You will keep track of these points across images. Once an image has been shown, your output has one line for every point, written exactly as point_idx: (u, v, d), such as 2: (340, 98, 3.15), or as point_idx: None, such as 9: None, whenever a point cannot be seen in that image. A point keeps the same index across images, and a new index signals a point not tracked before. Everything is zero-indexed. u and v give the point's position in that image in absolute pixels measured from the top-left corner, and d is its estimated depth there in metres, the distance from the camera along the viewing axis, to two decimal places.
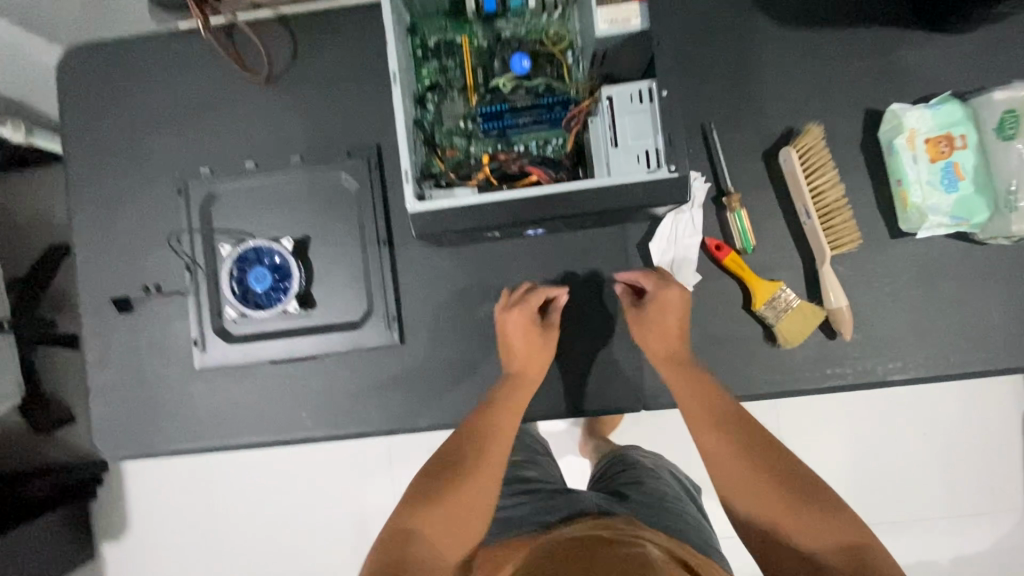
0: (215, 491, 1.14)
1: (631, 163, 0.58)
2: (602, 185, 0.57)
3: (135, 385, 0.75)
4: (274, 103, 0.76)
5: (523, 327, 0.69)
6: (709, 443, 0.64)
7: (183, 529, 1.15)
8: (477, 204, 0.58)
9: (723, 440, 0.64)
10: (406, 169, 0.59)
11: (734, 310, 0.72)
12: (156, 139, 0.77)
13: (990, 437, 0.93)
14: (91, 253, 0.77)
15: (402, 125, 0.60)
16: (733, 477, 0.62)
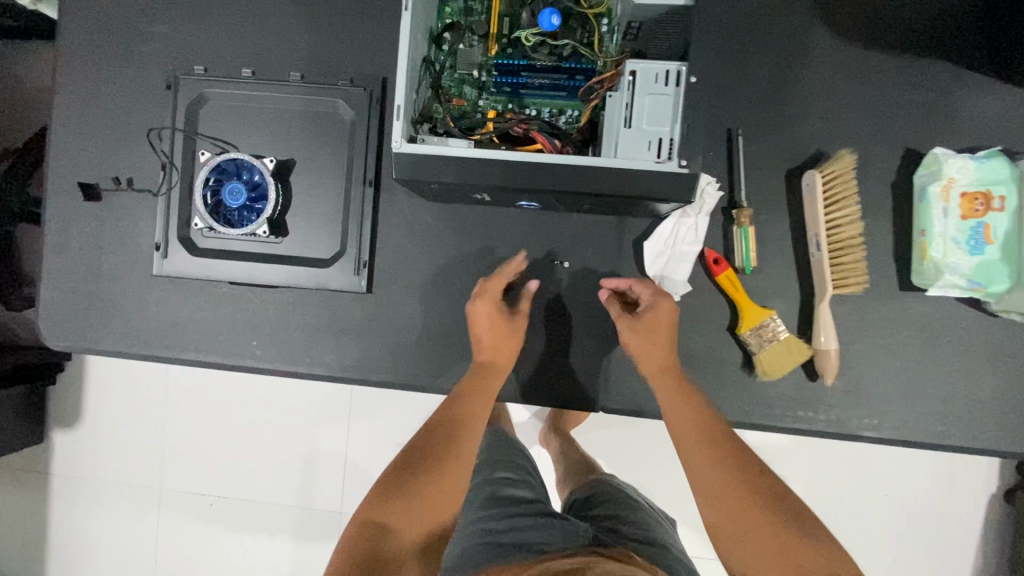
0: (172, 397, 1.14)
1: (641, 148, 0.53)
2: (603, 166, 0.52)
3: (91, 278, 0.72)
4: (283, 11, 0.70)
5: (490, 317, 0.66)
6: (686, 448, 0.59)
7: (134, 427, 1.15)
8: (468, 159, 0.54)
9: (701, 445, 0.59)
10: (399, 105, 0.54)
11: (716, 330, 0.68)
12: (153, 25, 0.72)
13: (949, 508, 0.91)
14: (65, 131, 0.72)
15: (405, 57, 0.55)
16: (725, 510, 0.56)
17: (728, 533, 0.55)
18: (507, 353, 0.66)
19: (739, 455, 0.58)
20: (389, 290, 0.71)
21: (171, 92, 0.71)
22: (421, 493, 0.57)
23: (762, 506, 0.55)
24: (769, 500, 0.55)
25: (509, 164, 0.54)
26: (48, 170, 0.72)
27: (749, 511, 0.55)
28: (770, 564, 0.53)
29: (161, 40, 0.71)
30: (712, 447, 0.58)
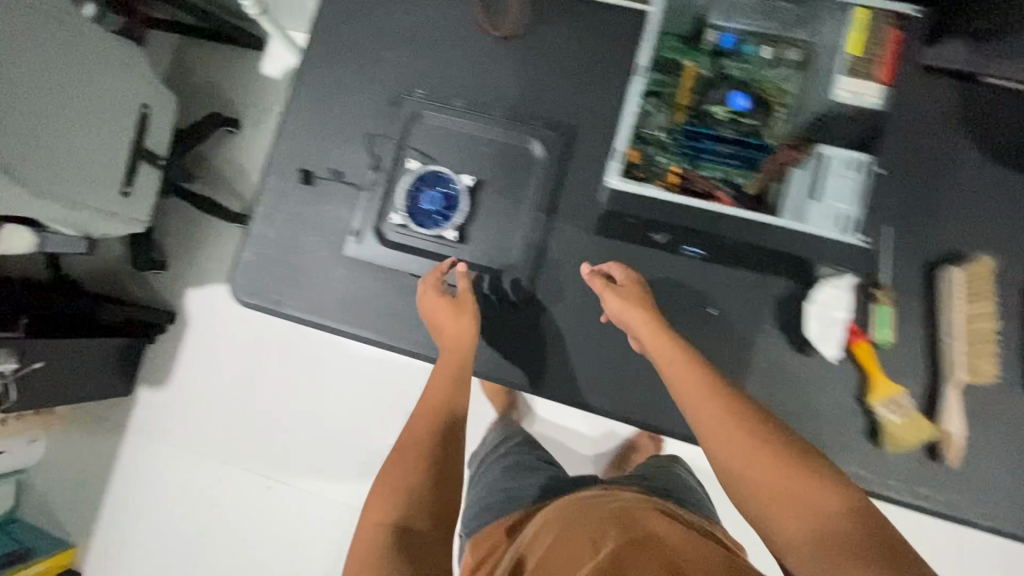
0: None
1: (825, 220, 0.61)
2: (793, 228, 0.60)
3: (287, 250, 0.83)
4: (500, 58, 0.82)
5: (432, 300, 0.75)
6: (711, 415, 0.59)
7: None
8: (675, 204, 0.63)
9: (718, 408, 0.58)
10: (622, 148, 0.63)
11: (844, 396, 0.74)
12: (387, 52, 0.84)
13: None
14: (295, 124, 0.85)
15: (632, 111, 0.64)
16: (741, 470, 0.56)
17: (763, 496, 0.54)
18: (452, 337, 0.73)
19: (738, 411, 0.58)
20: (545, 306, 0.79)
21: (394, 108, 0.83)
22: (415, 464, 0.66)
23: (775, 459, 0.54)
24: (775, 454, 0.55)
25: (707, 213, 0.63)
26: (272, 154, 0.85)
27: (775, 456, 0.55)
28: (807, 520, 0.51)
29: (392, 66, 0.84)
30: (693, 394, 0.60)
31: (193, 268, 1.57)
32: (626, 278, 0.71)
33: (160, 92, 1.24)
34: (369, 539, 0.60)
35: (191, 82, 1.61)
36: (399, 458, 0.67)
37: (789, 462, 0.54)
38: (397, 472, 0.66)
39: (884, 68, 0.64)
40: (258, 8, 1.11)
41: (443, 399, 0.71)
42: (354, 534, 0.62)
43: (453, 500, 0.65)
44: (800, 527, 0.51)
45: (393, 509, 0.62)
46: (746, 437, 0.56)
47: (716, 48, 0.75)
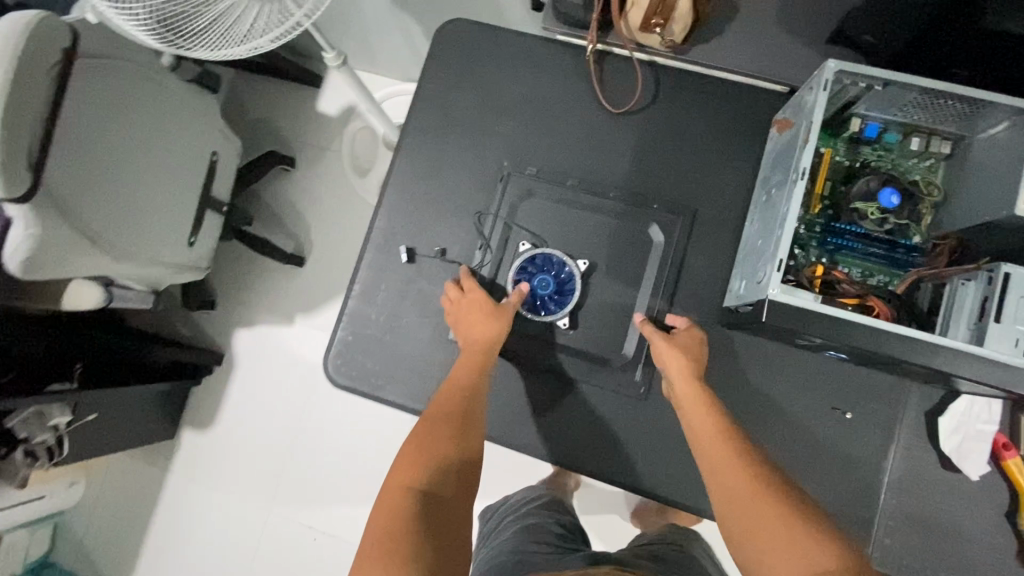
0: None
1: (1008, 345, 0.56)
2: (970, 351, 0.56)
3: (387, 332, 0.79)
4: (615, 136, 0.79)
5: (472, 302, 0.73)
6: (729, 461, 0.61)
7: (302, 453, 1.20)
8: (837, 317, 0.58)
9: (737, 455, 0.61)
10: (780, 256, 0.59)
11: (993, 514, 0.68)
12: (496, 124, 0.82)
13: None
14: (396, 196, 0.82)
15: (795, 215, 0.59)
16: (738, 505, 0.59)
17: (748, 523, 0.58)
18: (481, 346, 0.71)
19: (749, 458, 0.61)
20: (664, 403, 0.75)
21: (502, 185, 0.80)
22: (440, 450, 0.63)
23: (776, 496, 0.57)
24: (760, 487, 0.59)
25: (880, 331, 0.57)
26: (373, 228, 0.81)
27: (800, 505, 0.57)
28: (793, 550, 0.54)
29: (502, 141, 0.81)
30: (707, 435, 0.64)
31: (242, 308, 1.53)
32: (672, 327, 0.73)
33: (228, 138, 1.21)
34: (403, 506, 0.56)
35: (246, 119, 1.58)
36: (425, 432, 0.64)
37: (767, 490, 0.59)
38: (419, 453, 0.62)
39: None
40: (338, 59, 1.08)
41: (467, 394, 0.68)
42: (383, 489, 0.59)
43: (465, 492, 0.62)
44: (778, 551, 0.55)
45: (420, 482, 0.59)
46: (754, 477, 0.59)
47: (857, 137, 0.71)
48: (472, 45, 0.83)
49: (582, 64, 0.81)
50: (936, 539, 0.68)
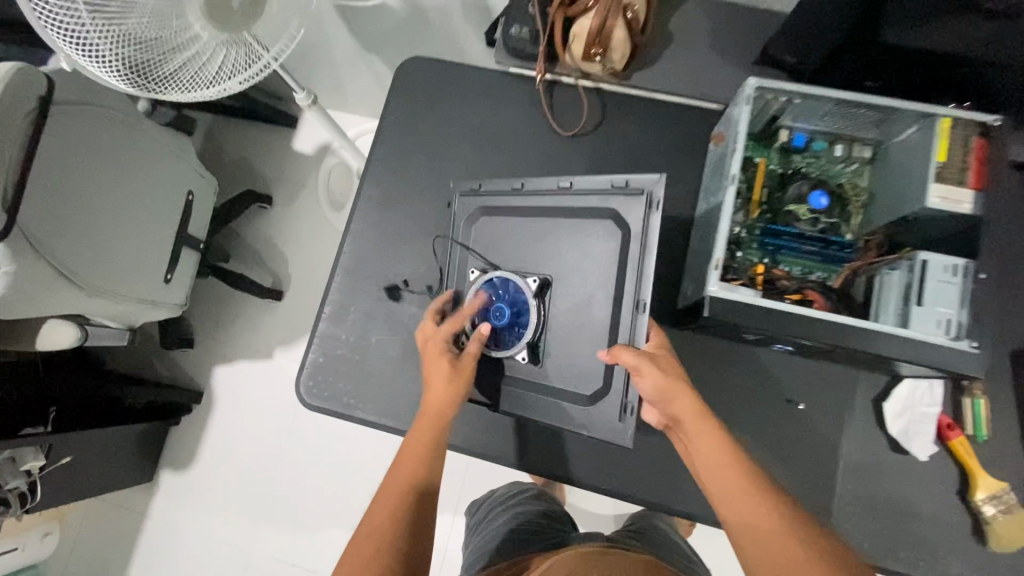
0: None
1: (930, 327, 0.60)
2: (898, 334, 0.60)
3: (358, 351, 0.81)
4: (567, 157, 0.85)
5: (436, 345, 0.71)
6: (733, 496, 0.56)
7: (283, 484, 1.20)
8: (776, 309, 0.62)
9: (742, 489, 0.56)
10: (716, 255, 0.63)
11: (946, 493, 0.71)
12: (454, 150, 0.87)
13: None
14: (362, 222, 0.86)
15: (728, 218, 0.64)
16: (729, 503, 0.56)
17: (740, 525, 0.55)
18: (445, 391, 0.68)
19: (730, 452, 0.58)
20: None
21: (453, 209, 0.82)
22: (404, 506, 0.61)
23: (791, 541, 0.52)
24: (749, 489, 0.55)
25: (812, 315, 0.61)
26: (341, 253, 0.85)
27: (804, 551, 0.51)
28: (779, 565, 0.51)
29: (463, 166, 0.86)
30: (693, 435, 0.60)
31: (221, 346, 1.54)
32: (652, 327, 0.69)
33: (204, 177, 1.25)
34: (373, 543, 0.58)
35: (223, 160, 1.63)
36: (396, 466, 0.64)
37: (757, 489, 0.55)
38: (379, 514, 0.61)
39: (975, 174, 0.63)
40: (309, 98, 1.13)
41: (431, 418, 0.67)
42: (364, 517, 0.62)
43: (428, 525, 0.61)
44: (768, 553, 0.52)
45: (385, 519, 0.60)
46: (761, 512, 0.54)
47: (787, 145, 0.76)
48: (430, 78, 0.89)
49: (532, 91, 0.87)
50: (895, 521, 0.71)
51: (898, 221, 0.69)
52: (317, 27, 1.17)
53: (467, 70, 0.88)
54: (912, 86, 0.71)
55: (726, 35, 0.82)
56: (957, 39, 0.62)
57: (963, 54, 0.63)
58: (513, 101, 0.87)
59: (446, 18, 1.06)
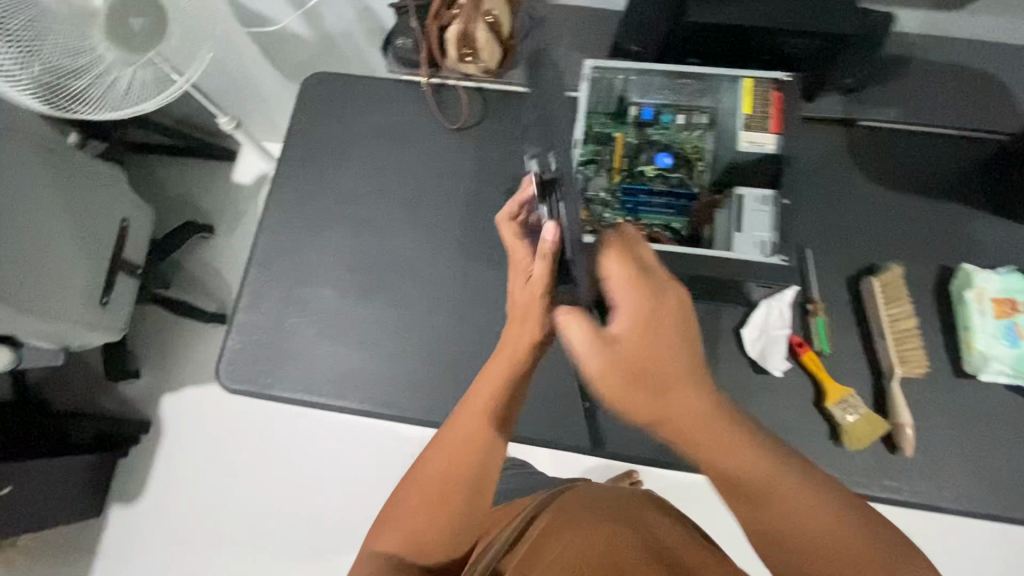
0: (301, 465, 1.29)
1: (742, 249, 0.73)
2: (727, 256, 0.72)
3: (273, 334, 0.88)
4: (457, 147, 0.95)
5: (530, 280, 0.63)
6: (745, 454, 0.50)
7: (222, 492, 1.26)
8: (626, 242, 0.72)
9: (752, 445, 0.50)
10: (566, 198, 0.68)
11: (804, 404, 0.80)
12: (356, 149, 0.96)
13: None
14: (275, 218, 0.94)
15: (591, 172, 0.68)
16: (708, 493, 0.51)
17: (750, 501, 0.50)
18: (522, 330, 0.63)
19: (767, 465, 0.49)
20: None
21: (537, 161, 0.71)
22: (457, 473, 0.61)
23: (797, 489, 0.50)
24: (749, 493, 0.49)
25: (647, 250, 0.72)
26: (256, 247, 0.93)
27: (811, 501, 0.49)
28: (789, 517, 0.49)
29: (364, 162, 0.96)
30: (695, 435, 0.50)
31: (167, 373, 1.56)
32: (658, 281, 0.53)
33: (138, 206, 1.33)
34: (422, 525, 0.60)
35: (163, 196, 1.69)
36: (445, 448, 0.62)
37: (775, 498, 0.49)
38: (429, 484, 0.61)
39: (773, 121, 0.79)
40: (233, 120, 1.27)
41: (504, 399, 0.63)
42: (408, 483, 0.62)
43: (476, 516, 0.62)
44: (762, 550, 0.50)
45: (438, 501, 0.60)
46: (767, 466, 0.50)
47: (638, 120, 0.88)
48: (331, 88, 0.99)
49: (422, 93, 0.98)
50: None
51: (723, 170, 0.83)
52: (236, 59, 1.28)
53: (363, 79, 0.99)
54: (741, 55, 0.83)
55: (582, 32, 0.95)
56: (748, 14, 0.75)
57: (754, 27, 0.76)
58: (407, 103, 0.98)
59: (352, 41, 1.17)
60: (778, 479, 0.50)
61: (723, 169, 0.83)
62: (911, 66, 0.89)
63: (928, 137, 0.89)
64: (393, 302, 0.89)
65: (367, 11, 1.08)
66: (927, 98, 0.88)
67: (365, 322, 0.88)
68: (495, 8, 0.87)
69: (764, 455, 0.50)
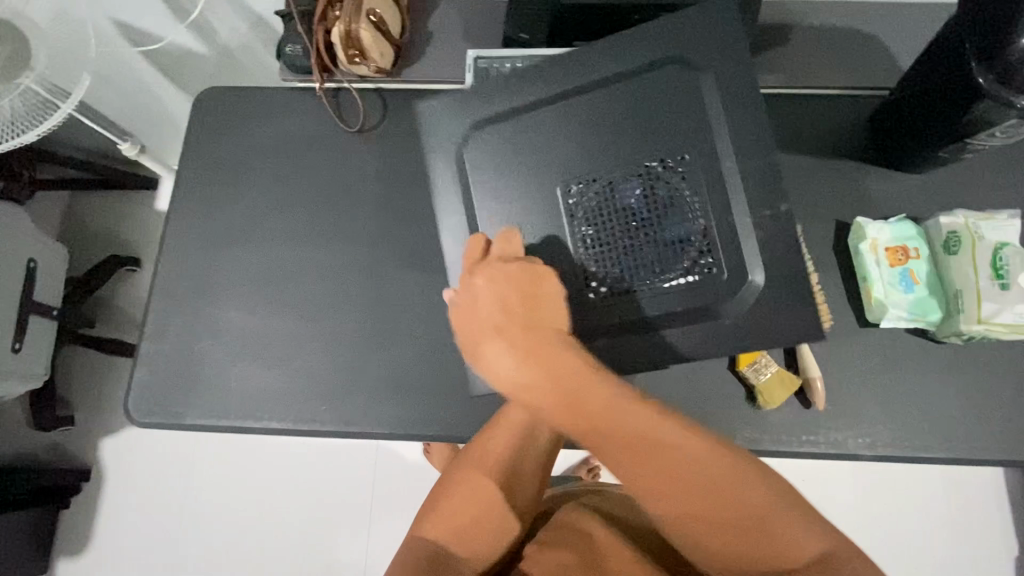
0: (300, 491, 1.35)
1: (717, 283, 0.70)
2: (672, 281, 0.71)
3: (183, 361, 0.85)
4: (360, 150, 0.93)
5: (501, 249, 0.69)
6: (662, 436, 0.57)
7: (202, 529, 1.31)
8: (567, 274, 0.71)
9: (670, 433, 0.57)
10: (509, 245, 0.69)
11: (722, 370, 0.81)
12: (256, 162, 0.94)
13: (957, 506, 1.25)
14: (178, 243, 0.91)
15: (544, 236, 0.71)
16: (648, 490, 0.57)
17: (662, 484, 0.56)
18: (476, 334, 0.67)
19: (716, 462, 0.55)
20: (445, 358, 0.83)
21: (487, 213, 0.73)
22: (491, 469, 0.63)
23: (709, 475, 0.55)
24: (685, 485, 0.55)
25: (620, 297, 0.72)
26: (159, 275, 0.89)
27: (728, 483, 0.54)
28: (699, 503, 0.54)
29: (266, 176, 0.93)
30: (609, 422, 0.60)
31: (104, 417, 1.49)
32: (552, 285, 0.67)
33: (48, 244, 1.27)
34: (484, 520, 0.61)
35: (82, 231, 1.61)
36: (475, 472, 0.63)
37: (709, 490, 0.54)
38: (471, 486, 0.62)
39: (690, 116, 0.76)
40: (137, 146, 1.22)
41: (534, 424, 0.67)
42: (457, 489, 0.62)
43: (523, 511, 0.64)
44: (695, 537, 0.54)
45: (485, 519, 0.60)
46: (683, 454, 0.56)
47: None
48: (224, 101, 0.96)
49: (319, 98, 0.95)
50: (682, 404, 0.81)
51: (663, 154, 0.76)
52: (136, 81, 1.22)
53: (258, 90, 0.96)
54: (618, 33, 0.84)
55: (475, 25, 0.95)
56: (703, 38, 0.72)
57: (621, 8, 0.80)
58: (304, 109, 0.95)
59: (251, 53, 1.14)
60: (687, 465, 0.56)
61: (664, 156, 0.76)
62: (793, 33, 0.93)
63: (816, 98, 0.92)
64: (306, 315, 0.87)
65: (261, 21, 1.06)
66: (805, 62, 0.92)
67: (279, 337, 0.86)
68: (377, 6, 0.87)
69: (679, 445, 0.57)
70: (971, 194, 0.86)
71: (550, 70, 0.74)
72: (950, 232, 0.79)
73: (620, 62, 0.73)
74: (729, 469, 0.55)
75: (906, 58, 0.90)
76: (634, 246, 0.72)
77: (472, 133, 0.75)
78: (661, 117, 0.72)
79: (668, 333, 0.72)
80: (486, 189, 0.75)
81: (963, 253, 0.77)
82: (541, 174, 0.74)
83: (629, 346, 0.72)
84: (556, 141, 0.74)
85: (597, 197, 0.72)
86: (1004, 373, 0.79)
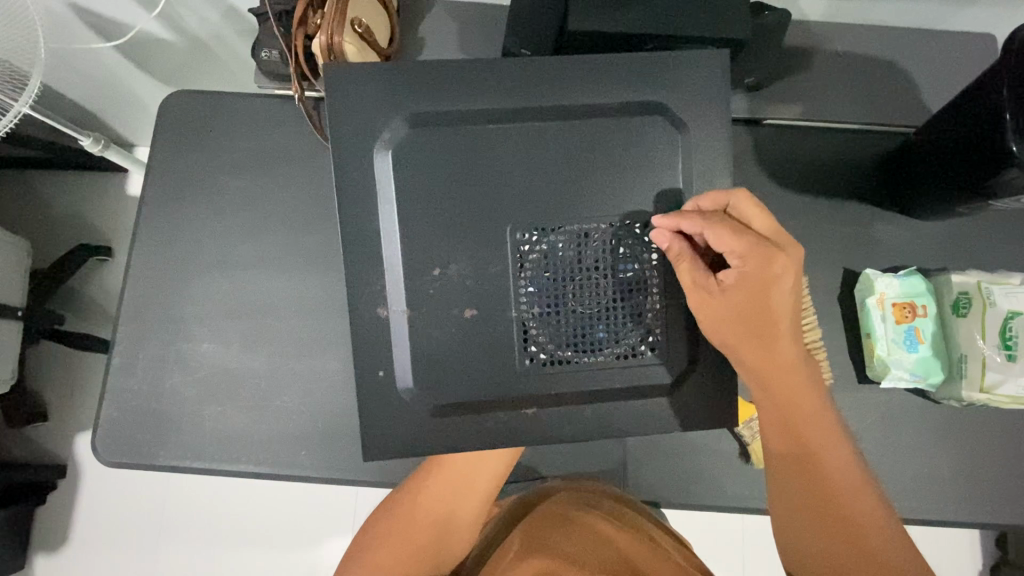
0: (295, 504, 1.32)
1: (654, 370, 0.65)
2: (608, 325, 0.65)
3: (155, 399, 0.83)
4: None
5: (738, 231, 0.58)
6: (828, 449, 0.59)
7: (193, 529, 1.32)
8: (506, 317, 0.65)
9: (838, 445, 0.59)
10: (460, 297, 0.64)
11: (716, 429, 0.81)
12: (227, 180, 0.86)
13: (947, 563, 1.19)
14: (144, 267, 0.85)
15: (498, 281, 0.64)
16: (800, 494, 0.58)
17: (810, 492, 0.58)
18: (694, 281, 0.60)
19: (853, 469, 0.58)
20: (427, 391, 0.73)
21: (447, 269, 0.64)
22: (410, 518, 0.71)
23: (859, 493, 0.58)
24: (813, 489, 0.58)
25: (552, 368, 0.65)
26: (124, 304, 0.85)
27: (877, 512, 0.57)
28: (838, 519, 0.57)
29: (240, 195, 0.86)
30: (804, 427, 0.59)
31: (73, 413, 1.38)
32: (790, 260, 0.57)
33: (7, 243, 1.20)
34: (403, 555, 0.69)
35: (42, 216, 1.47)
36: (410, 522, 0.71)
37: (839, 496, 0.57)
38: (395, 532, 0.71)
39: (688, 141, 0.64)
40: (99, 142, 1.12)
41: (470, 473, 0.74)
42: (383, 533, 0.71)
43: (446, 549, 0.72)
44: (806, 523, 0.58)
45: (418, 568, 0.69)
46: (850, 467, 0.59)
47: None
48: (190, 110, 0.87)
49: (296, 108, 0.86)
50: (666, 457, 0.81)
51: (633, 176, 0.64)
52: (95, 66, 1.09)
53: (227, 97, 0.87)
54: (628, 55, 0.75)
55: (472, 32, 0.86)
56: (707, 87, 0.65)
57: (641, 34, 0.69)
58: (282, 121, 0.87)
59: (224, 43, 1.02)
60: (849, 477, 0.58)
61: (632, 182, 0.64)
62: (816, 58, 0.84)
63: (835, 134, 0.85)
64: (286, 350, 0.83)
65: (232, 11, 0.93)
66: (829, 92, 0.84)
67: (258, 376, 0.82)
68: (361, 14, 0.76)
69: (844, 457, 0.59)
70: (982, 247, 0.83)
71: (528, 92, 0.64)
72: (961, 292, 0.77)
73: (614, 100, 0.65)
74: (876, 505, 0.57)
75: (934, 92, 0.84)
76: (580, 315, 0.65)
77: (426, 145, 0.63)
78: (638, 161, 0.64)
79: (586, 412, 0.65)
80: (445, 225, 0.64)
81: (973, 316, 0.76)
82: (497, 225, 0.64)
83: (559, 422, 0.65)
84: (528, 194, 0.64)
85: (553, 249, 0.65)
86: (990, 433, 0.80)
